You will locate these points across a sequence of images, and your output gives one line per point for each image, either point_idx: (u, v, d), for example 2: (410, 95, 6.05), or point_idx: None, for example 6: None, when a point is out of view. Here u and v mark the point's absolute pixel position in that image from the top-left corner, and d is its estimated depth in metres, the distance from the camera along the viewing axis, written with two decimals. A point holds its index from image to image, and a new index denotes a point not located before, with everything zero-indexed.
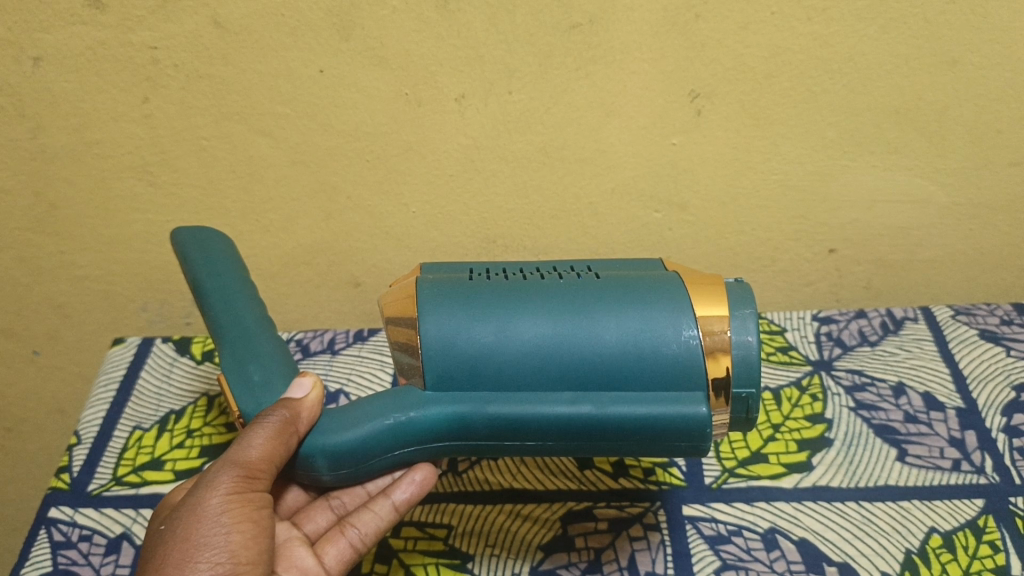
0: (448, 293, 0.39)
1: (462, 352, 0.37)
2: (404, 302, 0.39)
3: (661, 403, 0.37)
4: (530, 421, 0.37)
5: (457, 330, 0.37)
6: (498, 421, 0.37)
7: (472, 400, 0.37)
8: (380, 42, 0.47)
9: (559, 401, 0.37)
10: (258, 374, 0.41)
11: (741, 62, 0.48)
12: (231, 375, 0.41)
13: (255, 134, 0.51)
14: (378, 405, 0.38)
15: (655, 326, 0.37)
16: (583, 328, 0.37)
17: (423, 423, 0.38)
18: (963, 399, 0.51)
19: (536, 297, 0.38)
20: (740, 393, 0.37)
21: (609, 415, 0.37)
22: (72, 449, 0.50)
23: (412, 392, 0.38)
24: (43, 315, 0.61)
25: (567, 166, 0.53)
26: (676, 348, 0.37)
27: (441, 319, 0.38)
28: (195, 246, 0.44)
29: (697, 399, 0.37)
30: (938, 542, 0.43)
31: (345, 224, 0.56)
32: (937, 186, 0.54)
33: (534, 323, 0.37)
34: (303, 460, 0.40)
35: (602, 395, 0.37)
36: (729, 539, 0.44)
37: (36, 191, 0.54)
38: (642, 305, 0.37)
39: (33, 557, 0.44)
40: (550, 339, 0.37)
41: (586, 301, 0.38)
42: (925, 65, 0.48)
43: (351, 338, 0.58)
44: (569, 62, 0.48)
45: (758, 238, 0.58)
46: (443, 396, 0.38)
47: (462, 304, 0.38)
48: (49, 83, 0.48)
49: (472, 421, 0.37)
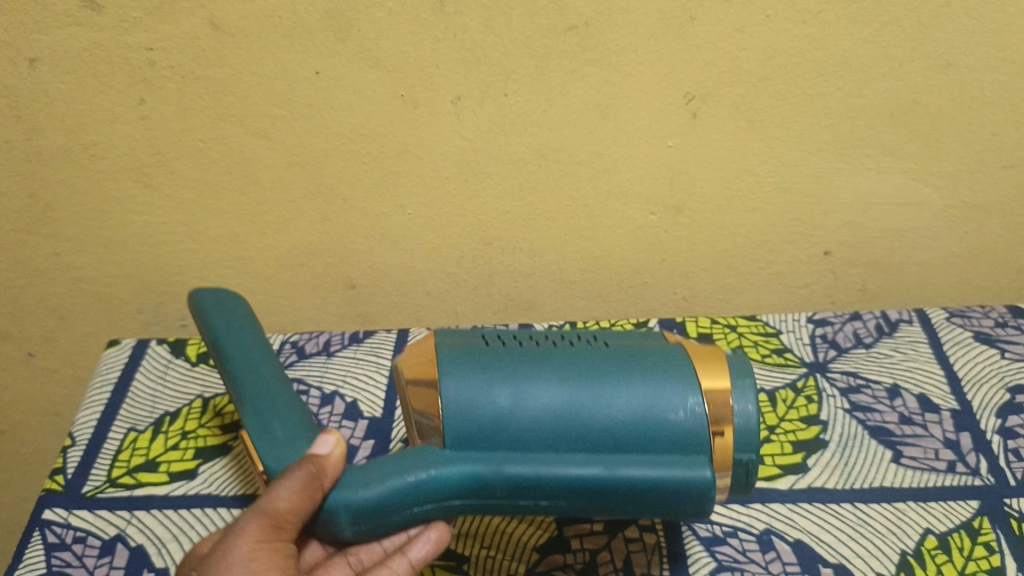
0: (466, 356, 0.39)
1: (481, 413, 0.37)
2: (423, 365, 0.39)
3: (669, 467, 0.36)
4: (544, 481, 0.36)
5: (477, 393, 0.37)
6: (515, 482, 0.37)
7: (491, 459, 0.37)
8: (376, 44, 0.47)
9: (574, 461, 0.37)
10: (280, 426, 0.40)
11: (736, 64, 0.48)
12: (252, 427, 0.40)
13: (251, 135, 0.51)
14: (401, 462, 0.38)
15: (663, 395, 0.37)
16: (600, 394, 0.37)
17: (442, 480, 0.37)
18: (958, 401, 0.51)
19: (549, 362, 0.38)
20: (742, 458, 0.37)
21: (620, 476, 0.36)
22: (66, 450, 0.50)
23: (432, 451, 0.37)
24: (38, 317, 0.61)
25: (563, 167, 0.53)
26: (683, 415, 0.36)
27: (460, 383, 0.37)
28: (214, 307, 0.46)
29: (704, 463, 0.36)
30: (934, 544, 0.43)
31: (342, 226, 0.56)
32: (931, 189, 0.55)
33: (551, 386, 0.37)
34: (323, 515, 0.38)
35: (615, 457, 0.37)
36: (725, 541, 0.44)
37: (32, 192, 0.54)
38: (657, 377, 0.37)
39: (26, 559, 0.43)
40: (568, 402, 0.37)
41: (604, 370, 0.38)
42: (921, 68, 0.49)
43: (347, 340, 0.57)
44: (565, 64, 0.48)
45: (754, 239, 0.58)
46: (461, 455, 0.37)
47: (482, 367, 0.38)
48: (44, 84, 0.48)
49: (488, 480, 0.37)
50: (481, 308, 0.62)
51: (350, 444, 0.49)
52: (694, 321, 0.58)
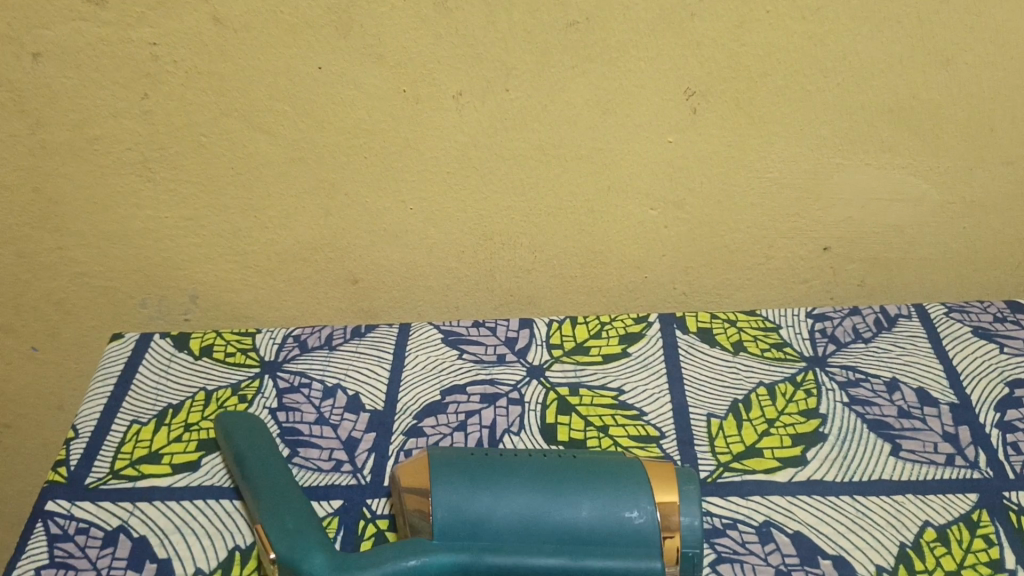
0: (446, 466, 0.41)
1: (460, 521, 0.39)
2: (415, 469, 0.41)
3: (627, 558, 0.38)
4: (517, 570, 0.38)
5: (457, 501, 0.39)
6: (497, 570, 0.39)
7: (471, 549, 0.39)
8: (378, 39, 0.48)
9: (544, 551, 0.39)
10: (293, 523, 0.41)
11: (736, 60, 0.49)
12: (268, 524, 0.41)
13: (254, 131, 0.51)
14: (393, 551, 0.39)
15: (618, 501, 0.39)
16: (566, 502, 0.39)
17: (429, 568, 0.38)
18: (956, 395, 0.51)
19: (522, 466, 0.41)
20: (690, 551, 0.38)
21: (584, 565, 0.38)
22: (69, 443, 0.50)
23: (420, 541, 0.39)
24: (42, 311, 0.61)
25: (565, 163, 0.53)
26: (637, 520, 0.39)
27: (445, 495, 0.40)
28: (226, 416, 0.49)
29: (654, 555, 0.38)
30: (933, 536, 0.43)
31: (344, 221, 0.56)
32: (930, 185, 0.55)
33: (519, 495, 0.40)
34: None
35: (583, 547, 0.39)
36: (724, 533, 0.44)
37: (35, 186, 0.54)
38: (617, 474, 0.40)
39: (29, 550, 0.44)
40: (536, 505, 0.39)
41: (572, 484, 0.40)
42: (919, 63, 0.50)
43: (349, 335, 0.57)
44: (566, 60, 0.49)
45: (755, 236, 0.57)
46: (445, 545, 0.39)
47: (463, 476, 0.40)
48: (49, 79, 0.49)
49: (469, 568, 0.39)
50: (483, 305, 0.61)
51: (351, 437, 0.50)
52: (694, 316, 0.58)
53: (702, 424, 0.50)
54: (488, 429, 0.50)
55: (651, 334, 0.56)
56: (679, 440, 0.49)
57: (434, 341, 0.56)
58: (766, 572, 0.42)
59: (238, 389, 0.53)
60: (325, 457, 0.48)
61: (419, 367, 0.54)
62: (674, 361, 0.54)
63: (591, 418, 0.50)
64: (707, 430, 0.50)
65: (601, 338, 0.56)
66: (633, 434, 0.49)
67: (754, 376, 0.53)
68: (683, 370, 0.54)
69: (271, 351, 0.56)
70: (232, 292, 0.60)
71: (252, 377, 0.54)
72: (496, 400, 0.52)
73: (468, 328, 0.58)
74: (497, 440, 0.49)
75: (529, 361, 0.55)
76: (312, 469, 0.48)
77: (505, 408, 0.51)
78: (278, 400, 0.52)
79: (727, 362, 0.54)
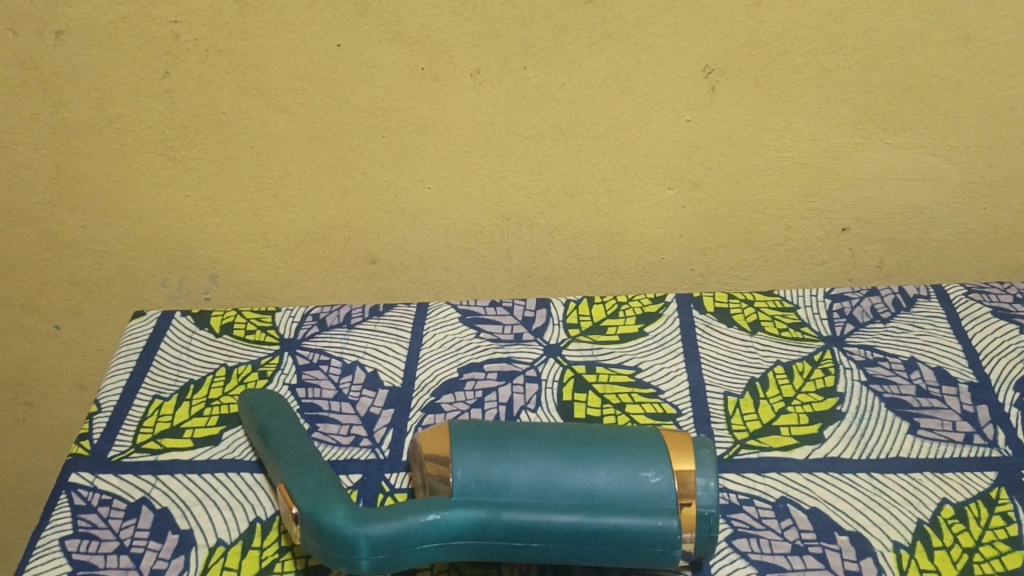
0: (469, 432, 0.42)
1: (482, 481, 0.40)
2: (435, 437, 0.42)
3: (645, 515, 0.38)
4: (534, 528, 0.39)
5: (477, 463, 0.40)
6: (514, 528, 0.39)
7: (489, 505, 0.39)
8: (396, 17, 0.48)
9: (561, 509, 0.39)
10: (315, 483, 0.42)
11: (754, 37, 0.49)
12: (292, 486, 0.42)
13: (273, 110, 0.52)
14: (412, 506, 0.39)
15: (635, 463, 0.40)
16: (582, 466, 0.40)
17: (447, 525, 0.39)
18: (975, 374, 0.51)
19: (543, 433, 0.42)
20: (705, 512, 0.39)
21: (602, 522, 0.38)
22: (92, 417, 0.51)
23: (440, 499, 0.40)
24: (64, 290, 0.62)
25: (582, 142, 0.53)
26: (655, 482, 0.39)
27: (466, 460, 0.40)
28: (253, 390, 0.50)
29: (669, 512, 0.39)
30: (950, 513, 0.43)
31: (362, 200, 0.56)
32: (949, 164, 0.55)
33: (536, 459, 0.40)
34: (343, 552, 0.39)
35: (600, 506, 0.39)
36: (740, 508, 0.44)
37: (58, 165, 0.55)
38: (633, 443, 0.41)
39: (53, 521, 0.44)
40: (553, 468, 0.40)
41: (591, 450, 0.41)
42: (938, 40, 0.49)
43: (367, 313, 0.58)
44: (583, 37, 0.49)
45: (772, 216, 0.57)
46: (464, 502, 0.39)
47: (483, 443, 0.41)
48: (71, 58, 0.50)
49: (487, 526, 0.39)
50: (500, 285, 0.61)
51: (369, 413, 0.50)
52: (711, 296, 0.58)
53: (718, 402, 0.50)
54: (506, 405, 0.50)
55: (667, 314, 0.57)
56: (695, 418, 0.49)
57: (451, 320, 0.57)
58: (783, 547, 0.42)
59: (258, 365, 0.54)
60: (344, 433, 0.49)
61: (437, 345, 0.55)
62: (691, 340, 0.54)
63: (608, 395, 0.51)
64: (724, 408, 0.50)
65: (617, 317, 0.56)
66: (650, 411, 0.50)
67: (771, 355, 0.53)
68: (700, 349, 0.54)
69: (290, 330, 0.57)
70: (251, 271, 0.60)
71: (272, 354, 0.55)
72: (513, 377, 0.52)
73: (485, 307, 0.58)
74: (514, 417, 0.49)
75: (546, 339, 0.55)
76: (330, 444, 0.48)
77: (522, 385, 0.51)
78: (297, 376, 0.53)
79: (744, 341, 0.54)
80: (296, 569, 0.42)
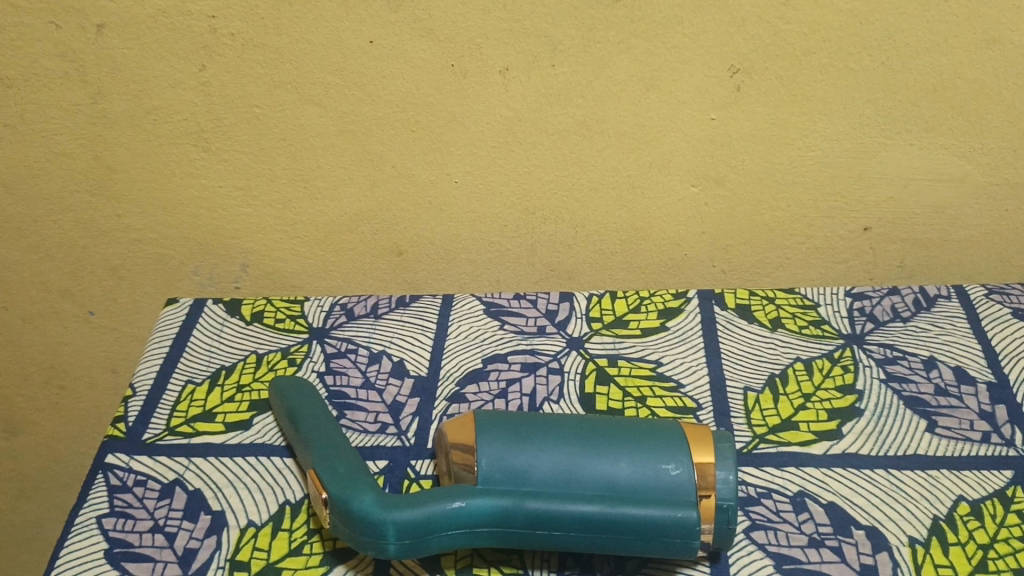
0: (495, 420, 0.43)
1: (506, 468, 0.41)
2: (461, 425, 0.43)
3: (666, 506, 0.39)
4: (556, 517, 0.40)
5: (501, 452, 0.41)
6: (536, 516, 0.40)
7: (513, 494, 0.40)
8: (428, 14, 0.49)
9: (582, 498, 0.40)
10: (343, 467, 0.43)
11: (781, 37, 0.50)
12: (321, 469, 0.43)
13: (306, 103, 0.53)
14: (439, 493, 0.40)
15: (656, 455, 0.41)
16: (603, 457, 0.41)
17: (472, 512, 0.40)
18: (994, 374, 0.51)
19: (567, 423, 0.43)
20: (723, 504, 0.40)
21: (623, 512, 0.39)
22: (127, 400, 0.52)
23: (465, 486, 0.41)
24: (98, 276, 0.64)
25: (608, 139, 0.54)
26: (675, 473, 0.40)
27: (491, 448, 0.41)
28: (284, 376, 0.52)
29: (689, 504, 0.39)
30: (966, 510, 0.44)
31: (390, 193, 0.57)
32: (972, 165, 0.55)
33: (558, 450, 0.41)
34: (370, 536, 0.40)
35: (620, 496, 0.40)
36: (759, 501, 0.45)
37: (96, 154, 0.56)
38: (654, 434, 0.42)
39: (90, 499, 0.46)
40: (575, 459, 0.41)
41: (612, 440, 0.42)
42: (964, 42, 0.50)
43: (394, 303, 0.59)
44: (612, 36, 0.50)
45: (795, 215, 0.58)
46: (488, 489, 0.40)
47: (508, 432, 0.42)
48: (111, 51, 0.52)
49: (510, 514, 0.40)
50: (523, 278, 0.62)
51: (395, 401, 0.51)
52: (733, 292, 0.59)
53: (738, 396, 0.51)
54: (529, 396, 0.51)
55: (689, 309, 0.57)
56: (715, 412, 0.50)
57: (476, 312, 0.58)
58: (799, 540, 0.43)
59: (288, 353, 0.55)
60: (371, 420, 0.50)
61: (462, 336, 0.56)
62: (712, 335, 0.55)
63: (630, 388, 0.51)
64: (743, 403, 0.51)
65: (640, 312, 0.57)
66: (670, 404, 0.50)
67: (791, 352, 0.54)
68: (721, 344, 0.55)
69: (319, 318, 0.58)
70: (281, 260, 0.61)
71: (301, 342, 0.56)
72: (536, 368, 0.53)
73: (509, 300, 0.59)
74: (537, 407, 0.50)
75: (569, 332, 0.56)
76: (358, 430, 0.49)
77: (545, 376, 0.52)
78: (325, 364, 0.54)
79: (765, 338, 0.55)
80: (324, 551, 0.43)
